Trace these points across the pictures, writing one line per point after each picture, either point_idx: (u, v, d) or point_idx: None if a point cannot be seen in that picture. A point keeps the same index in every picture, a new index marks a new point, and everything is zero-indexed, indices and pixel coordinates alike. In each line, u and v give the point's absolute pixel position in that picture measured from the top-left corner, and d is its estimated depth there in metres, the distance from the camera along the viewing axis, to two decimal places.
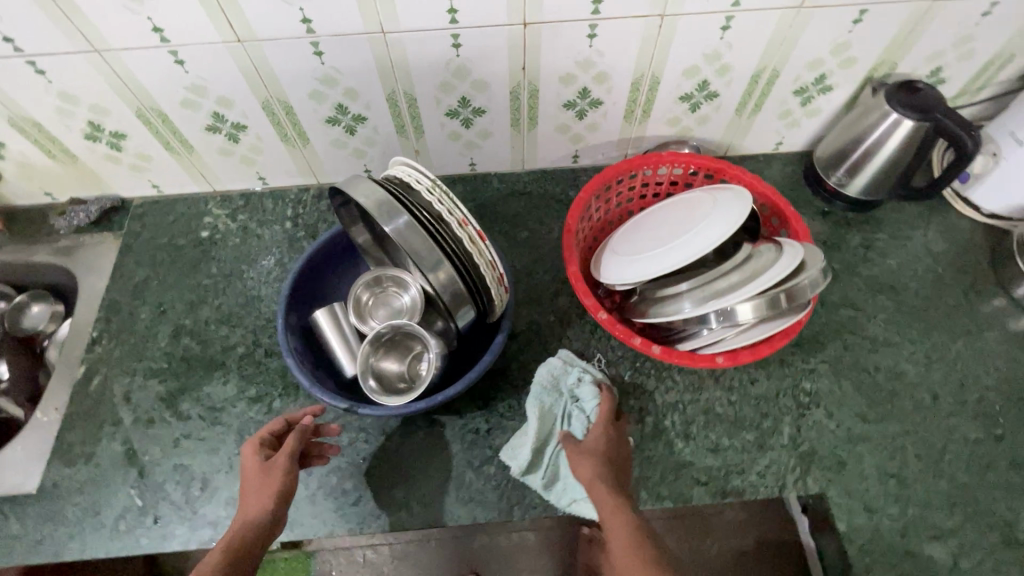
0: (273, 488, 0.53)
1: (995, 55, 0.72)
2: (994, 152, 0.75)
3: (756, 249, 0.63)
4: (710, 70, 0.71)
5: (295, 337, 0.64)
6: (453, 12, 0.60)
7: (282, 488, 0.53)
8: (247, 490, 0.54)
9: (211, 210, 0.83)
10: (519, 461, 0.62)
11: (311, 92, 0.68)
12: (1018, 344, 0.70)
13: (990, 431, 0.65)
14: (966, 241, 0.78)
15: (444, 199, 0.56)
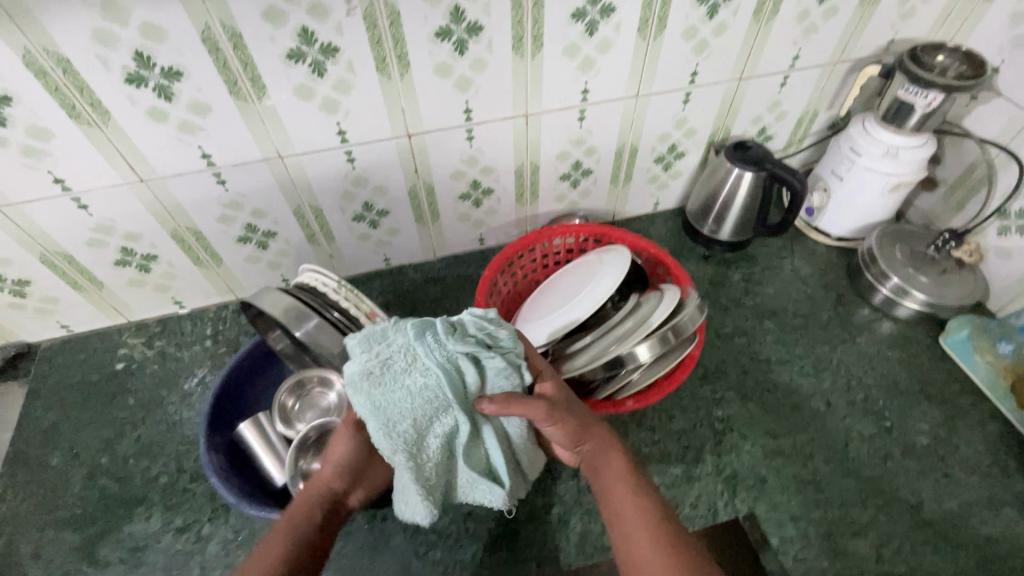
0: (338, 456, 0.55)
1: (802, 114, 0.88)
2: (825, 188, 0.89)
3: (642, 297, 0.71)
4: (579, 152, 0.82)
5: (220, 455, 0.63)
6: (342, 133, 0.68)
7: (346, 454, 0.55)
8: (336, 456, 0.56)
9: (126, 341, 0.82)
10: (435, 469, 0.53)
11: (218, 216, 0.73)
12: (886, 344, 0.80)
13: (880, 424, 0.72)
14: (825, 263, 0.91)
15: (350, 296, 0.61)
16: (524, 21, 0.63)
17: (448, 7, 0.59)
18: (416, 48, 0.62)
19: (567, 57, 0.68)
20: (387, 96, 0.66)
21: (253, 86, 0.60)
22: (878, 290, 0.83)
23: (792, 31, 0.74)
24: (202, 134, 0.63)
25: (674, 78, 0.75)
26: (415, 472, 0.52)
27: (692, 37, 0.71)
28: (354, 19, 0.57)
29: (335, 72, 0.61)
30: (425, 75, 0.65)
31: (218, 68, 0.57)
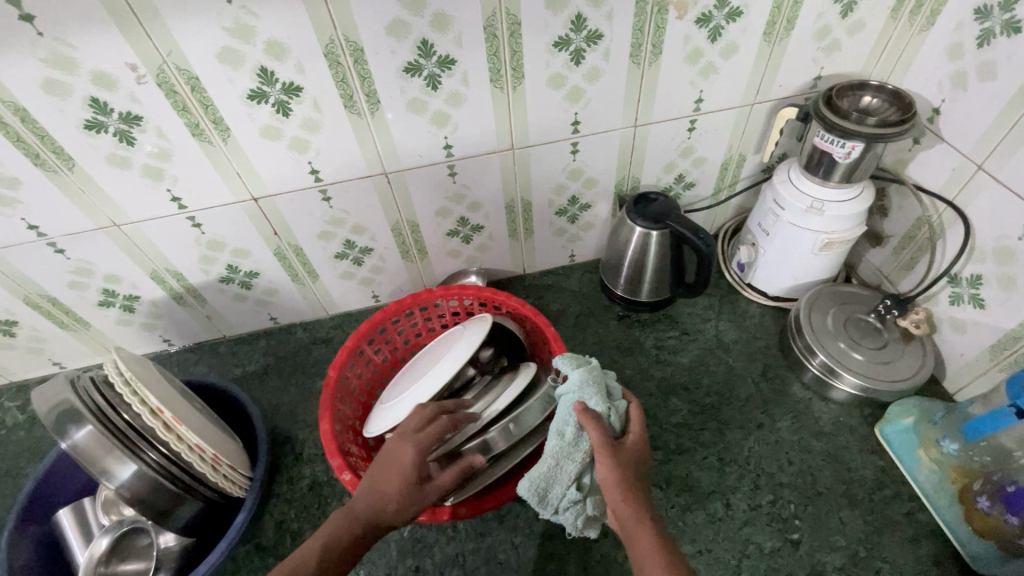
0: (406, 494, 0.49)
1: (725, 159, 0.77)
2: (753, 242, 0.78)
3: (500, 378, 0.64)
4: (462, 208, 0.75)
5: (28, 547, 0.58)
6: (177, 200, 0.64)
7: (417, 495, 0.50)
8: (399, 481, 0.50)
9: (3, 404, 0.81)
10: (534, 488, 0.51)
11: (68, 283, 0.70)
12: (812, 432, 0.68)
13: (786, 537, 0.60)
14: (755, 328, 0.79)
15: (135, 387, 0.53)
16: (349, 78, 0.57)
17: (255, 69, 0.54)
18: (232, 111, 0.57)
19: (413, 113, 0.61)
20: (215, 160, 0.61)
21: (59, 158, 0.57)
22: (807, 367, 0.71)
23: (684, 73, 0.65)
24: (21, 207, 0.60)
25: (553, 128, 0.67)
26: (550, 471, 0.51)
27: (561, 85, 0.63)
28: (148, 86, 0.53)
29: (146, 140, 0.57)
30: (251, 138, 0.60)
31: (14, 144, 0.54)
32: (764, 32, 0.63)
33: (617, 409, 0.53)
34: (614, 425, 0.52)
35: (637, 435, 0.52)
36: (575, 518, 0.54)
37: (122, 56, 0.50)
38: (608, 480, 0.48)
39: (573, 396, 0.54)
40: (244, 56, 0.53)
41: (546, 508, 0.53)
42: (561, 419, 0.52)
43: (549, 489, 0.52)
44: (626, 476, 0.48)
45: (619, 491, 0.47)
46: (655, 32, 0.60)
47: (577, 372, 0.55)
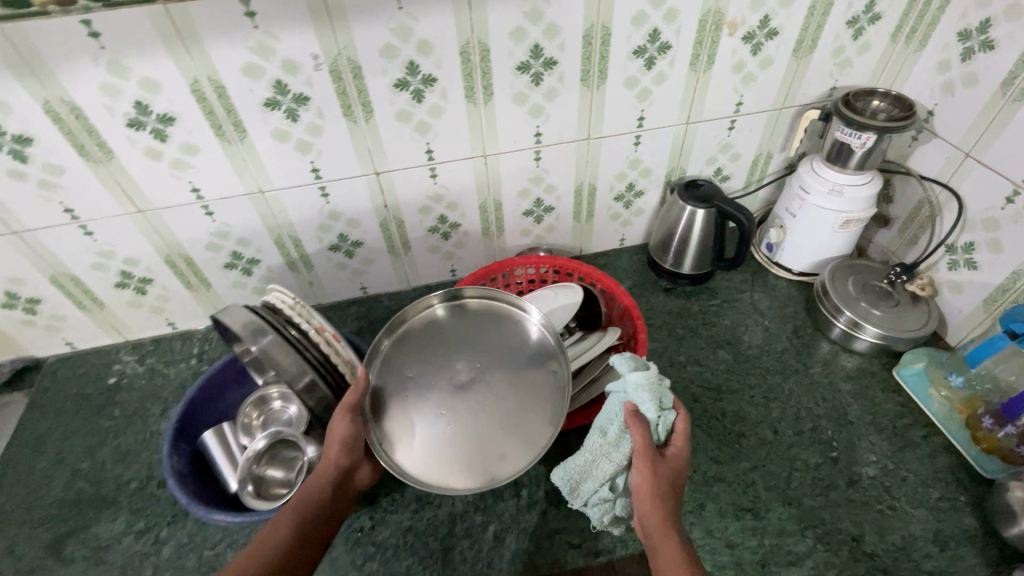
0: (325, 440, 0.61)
1: (756, 155, 0.93)
2: (781, 225, 0.92)
3: (586, 335, 0.77)
4: (539, 190, 0.88)
5: (183, 458, 0.68)
6: (316, 171, 0.76)
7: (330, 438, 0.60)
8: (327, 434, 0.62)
9: (122, 357, 0.90)
10: (568, 475, 0.59)
11: (207, 244, 0.81)
12: (840, 376, 0.80)
13: (826, 454, 0.72)
14: (785, 297, 0.93)
15: (304, 313, 0.66)
16: (474, 73, 0.71)
17: (405, 62, 0.68)
18: (379, 96, 0.70)
19: (517, 104, 0.76)
20: (354, 138, 0.74)
21: (236, 130, 0.69)
22: (834, 324, 0.84)
23: (731, 80, 0.81)
24: (191, 171, 0.72)
25: (623, 122, 0.82)
26: (585, 465, 0.58)
27: (634, 86, 0.78)
28: (322, 73, 0.66)
29: (307, 117, 0.70)
30: (387, 120, 0.73)
31: (205, 115, 0.67)
32: (793, 49, 0.79)
33: (666, 422, 0.57)
34: (660, 434, 0.57)
35: (684, 451, 0.57)
36: (601, 514, 0.60)
37: (309, 47, 0.64)
38: (644, 491, 0.53)
39: (625, 395, 0.59)
40: (399, 52, 0.67)
41: (576, 498, 0.60)
42: (607, 418, 0.59)
43: (576, 484, 0.59)
44: (665, 494, 0.54)
45: (657, 507, 0.53)
46: (711, 45, 0.76)
47: (635, 373, 0.60)
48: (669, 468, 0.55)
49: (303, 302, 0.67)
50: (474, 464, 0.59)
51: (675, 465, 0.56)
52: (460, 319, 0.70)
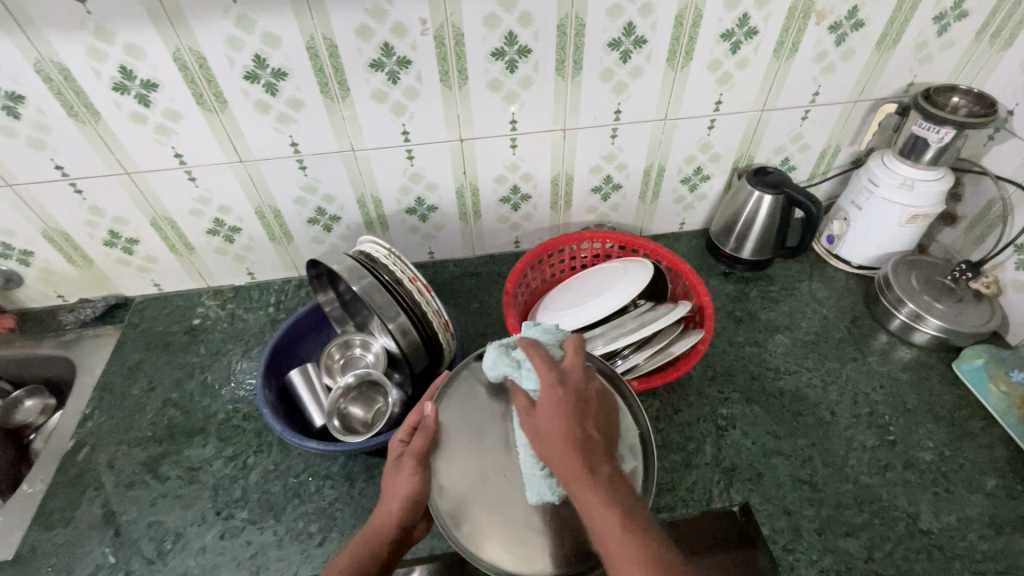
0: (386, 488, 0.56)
1: (825, 147, 0.94)
2: (845, 217, 0.94)
3: (654, 306, 0.80)
4: (610, 167, 0.91)
5: (272, 392, 0.73)
6: (406, 133, 0.80)
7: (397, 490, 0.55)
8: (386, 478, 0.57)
9: (204, 302, 0.96)
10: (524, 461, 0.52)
11: (296, 198, 0.86)
12: (898, 366, 0.82)
13: (884, 437, 0.74)
14: (843, 289, 0.95)
15: (399, 263, 0.70)
16: (567, 47, 0.74)
17: (505, 32, 0.71)
18: (475, 64, 0.74)
19: (603, 80, 0.78)
20: (446, 103, 0.78)
21: (340, 87, 0.73)
22: (895, 316, 0.85)
23: (812, 69, 0.82)
24: (294, 125, 0.76)
25: (700, 105, 0.84)
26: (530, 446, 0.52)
27: (717, 69, 0.80)
28: (427, 38, 0.70)
29: (407, 80, 0.74)
30: (480, 88, 0.77)
31: (314, 71, 0.71)
32: (877, 42, 0.80)
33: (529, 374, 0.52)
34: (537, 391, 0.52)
35: (553, 425, 0.48)
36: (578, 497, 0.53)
37: (419, 13, 0.68)
38: (558, 451, 0.48)
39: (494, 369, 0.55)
40: (501, 22, 0.70)
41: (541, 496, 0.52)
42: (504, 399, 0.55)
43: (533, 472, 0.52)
44: (586, 461, 0.47)
45: (586, 479, 0.47)
46: (797, 33, 0.78)
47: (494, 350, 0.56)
48: (580, 420, 0.49)
49: (396, 253, 0.71)
50: (534, 546, 0.52)
51: (576, 415, 0.49)
52: (546, 362, 0.62)
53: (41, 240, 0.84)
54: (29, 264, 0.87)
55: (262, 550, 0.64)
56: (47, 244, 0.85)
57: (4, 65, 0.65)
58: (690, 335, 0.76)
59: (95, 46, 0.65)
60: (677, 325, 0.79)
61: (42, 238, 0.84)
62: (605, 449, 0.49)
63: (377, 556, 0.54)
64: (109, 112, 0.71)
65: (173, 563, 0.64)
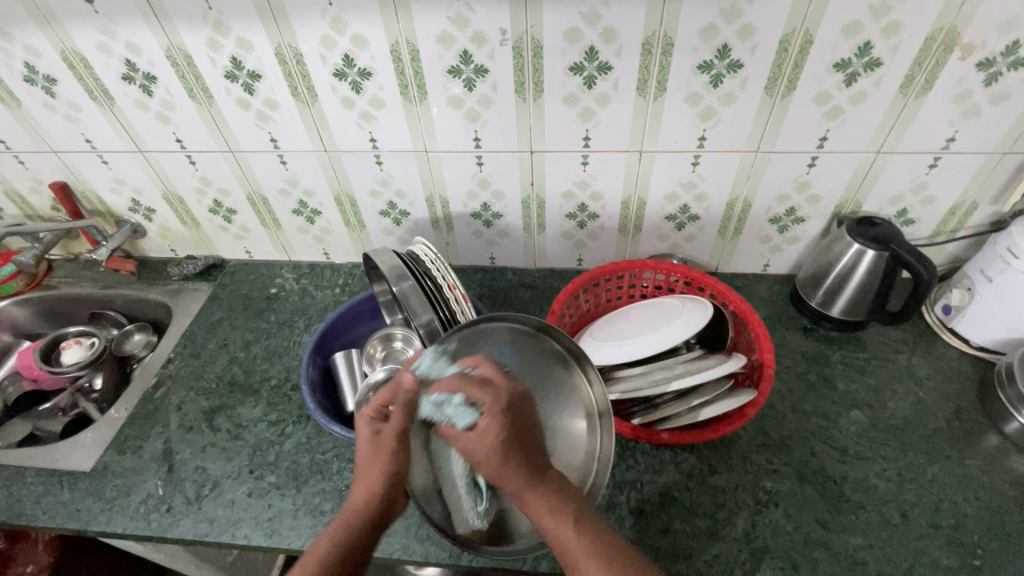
0: (370, 465, 0.58)
1: (957, 203, 0.80)
2: (969, 287, 0.78)
3: (707, 355, 0.73)
4: (688, 196, 0.85)
5: (316, 372, 0.79)
6: (477, 140, 0.80)
7: (388, 469, 0.58)
8: (363, 458, 0.59)
9: (283, 274, 1.04)
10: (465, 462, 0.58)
11: (370, 190, 0.90)
12: (1006, 478, 0.68)
13: (965, 560, 0.61)
14: (952, 371, 0.80)
15: (444, 271, 0.72)
16: (652, 67, 0.70)
17: (585, 47, 0.69)
18: (552, 78, 0.72)
19: (689, 103, 0.73)
20: (520, 114, 0.77)
21: (419, 91, 0.76)
22: (1013, 416, 0.70)
23: (948, 111, 0.70)
24: (374, 123, 0.80)
25: (801, 139, 0.75)
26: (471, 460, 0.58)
27: (825, 102, 0.71)
28: (505, 48, 0.70)
29: (482, 88, 0.74)
30: (555, 102, 0.75)
31: (396, 74, 0.74)
32: None
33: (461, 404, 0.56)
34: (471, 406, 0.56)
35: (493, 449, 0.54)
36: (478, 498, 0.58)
37: (500, 23, 0.67)
38: (492, 469, 0.54)
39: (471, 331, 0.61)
40: (583, 36, 0.68)
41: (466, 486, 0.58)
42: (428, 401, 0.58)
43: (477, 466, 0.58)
44: (520, 485, 0.53)
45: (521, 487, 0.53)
46: (932, 69, 0.66)
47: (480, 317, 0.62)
48: (507, 449, 0.54)
49: (443, 260, 0.74)
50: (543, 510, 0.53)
51: (507, 444, 0.54)
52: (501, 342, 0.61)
53: (162, 201, 0.96)
54: (151, 221, 1.01)
55: (278, 515, 0.69)
56: (166, 205, 0.97)
57: (143, 50, 0.75)
58: (741, 394, 0.70)
59: (214, 37, 0.72)
60: (729, 382, 0.72)
61: (163, 200, 0.96)
62: (540, 452, 0.56)
63: (362, 529, 0.56)
64: (220, 97, 0.79)
65: (206, 507, 0.71)
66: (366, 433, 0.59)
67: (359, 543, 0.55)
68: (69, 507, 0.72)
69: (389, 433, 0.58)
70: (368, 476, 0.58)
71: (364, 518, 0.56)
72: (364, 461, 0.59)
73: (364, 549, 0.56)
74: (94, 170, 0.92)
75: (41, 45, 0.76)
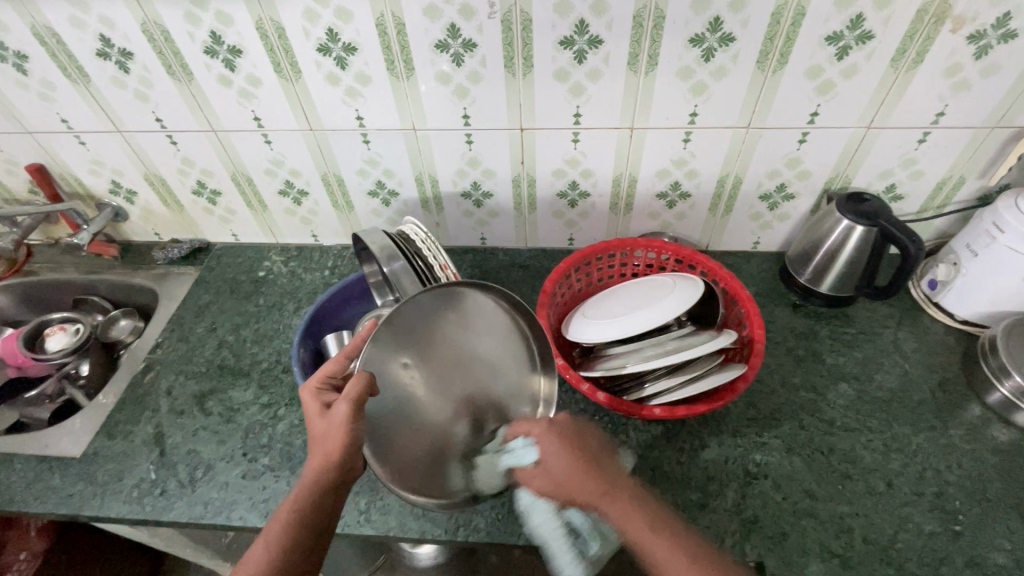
0: (326, 437, 0.54)
1: (944, 178, 0.80)
2: (955, 261, 0.79)
3: (698, 331, 0.74)
4: (679, 173, 0.84)
5: (307, 354, 0.78)
6: (466, 117, 0.79)
7: (344, 438, 0.54)
8: (314, 431, 0.55)
9: (271, 257, 1.03)
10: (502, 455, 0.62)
11: (358, 170, 0.88)
12: (987, 447, 0.70)
13: (947, 526, 0.63)
14: (937, 344, 0.81)
15: (435, 251, 0.72)
16: (643, 40, 0.69)
17: (576, 20, 0.67)
18: (542, 52, 0.71)
19: (680, 78, 0.72)
20: (510, 90, 0.75)
21: (406, 66, 0.74)
22: (995, 387, 0.72)
23: (939, 85, 0.70)
24: (361, 100, 0.78)
25: (793, 113, 0.75)
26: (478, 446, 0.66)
27: (816, 76, 0.70)
28: (494, 22, 0.68)
29: (471, 64, 0.73)
30: (545, 77, 0.73)
31: (382, 48, 0.72)
32: None
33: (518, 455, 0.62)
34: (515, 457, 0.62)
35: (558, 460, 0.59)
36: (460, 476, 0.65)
37: None
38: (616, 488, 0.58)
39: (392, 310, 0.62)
40: (573, 8, 0.66)
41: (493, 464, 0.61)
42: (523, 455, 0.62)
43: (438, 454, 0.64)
44: (598, 491, 0.58)
45: (597, 497, 0.58)
46: (924, 41, 0.66)
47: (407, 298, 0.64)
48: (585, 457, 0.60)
49: (434, 240, 0.74)
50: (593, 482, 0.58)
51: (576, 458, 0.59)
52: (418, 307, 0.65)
53: (143, 182, 0.94)
54: (133, 203, 0.98)
55: (273, 496, 0.69)
56: (147, 186, 0.95)
57: (118, 24, 0.72)
58: (731, 368, 0.71)
59: (192, 11, 0.70)
60: (719, 357, 0.73)
61: (144, 181, 0.94)
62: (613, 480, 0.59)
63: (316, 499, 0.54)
64: (199, 73, 0.77)
65: (199, 491, 0.70)
66: (316, 409, 0.57)
67: (314, 513, 0.54)
68: (60, 493, 0.72)
69: (341, 407, 0.54)
70: (325, 448, 0.54)
71: (321, 492, 0.54)
72: (314, 432, 0.55)
73: (321, 519, 0.54)
74: (72, 151, 0.90)
75: (10, 20, 0.73)
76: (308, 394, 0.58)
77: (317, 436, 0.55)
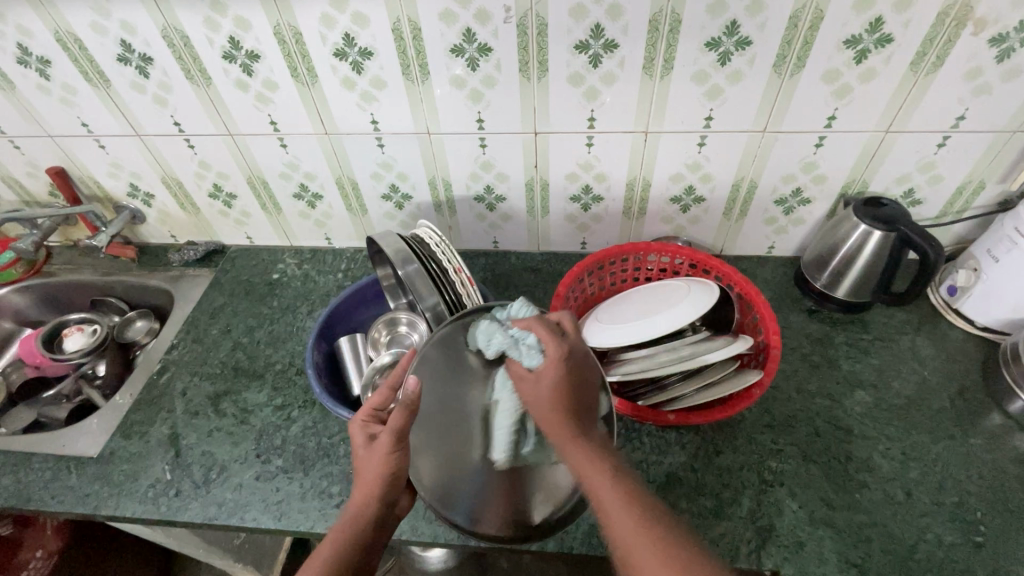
0: (372, 470, 0.53)
1: (964, 182, 0.79)
2: (975, 267, 0.78)
3: (712, 336, 0.74)
4: (693, 177, 0.84)
5: (321, 357, 0.79)
6: (480, 121, 0.79)
7: (388, 471, 0.53)
8: (360, 466, 0.54)
9: (284, 259, 1.03)
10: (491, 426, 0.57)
11: (372, 174, 0.89)
12: (1010, 456, 0.68)
13: (968, 537, 0.62)
14: (956, 351, 0.80)
15: (449, 254, 0.72)
16: (658, 44, 0.68)
17: (591, 24, 0.67)
18: (558, 57, 0.71)
19: (696, 82, 0.72)
20: (524, 94, 0.75)
21: (420, 71, 0.74)
22: (1017, 396, 0.71)
23: (958, 89, 0.69)
24: (376, 104, 0.79)
25: (809, 117, 0.74)
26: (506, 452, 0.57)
27: (834, 80, 0.70)
28: (509, 26, 0.68)
29: (486, 68, 0.73)
30: (560, 81, 0.73)
31: (398, 52, 0.72)
32: None
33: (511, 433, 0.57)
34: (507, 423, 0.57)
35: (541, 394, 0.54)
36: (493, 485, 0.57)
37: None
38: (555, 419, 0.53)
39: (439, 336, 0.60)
40: (589, 13, 0.66)
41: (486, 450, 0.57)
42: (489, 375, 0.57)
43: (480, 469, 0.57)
44: (570, 435, 0.53)
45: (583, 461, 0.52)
46: (944, 45, 0.65)
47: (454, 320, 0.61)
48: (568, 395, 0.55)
49: (448, 244, 0.74)
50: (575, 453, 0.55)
51: (566, 394, 0.54)
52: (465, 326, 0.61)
53: (159, 185, 0.95)
54: (150, 206, 0.99)
55: (287, 498, 0.69)
56: (164, 189, 0.96)
57: (139, 30, 0.73)
58: (747, 374, 0.70)
59: (212, 17, 0.71)
60: (734, 363, 0.73)
61: (161, 183, 0.95)
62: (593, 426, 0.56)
63: (360, 539, 0.53)
64: (218, 78, 0.78)
65: (213, 491, 0.71)
66: (362, 442, 0.55)
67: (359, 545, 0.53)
68: (77, 492, 0.73)
69: (385, 439, 0.53)
70: (369, 484, 0.53)
71: (366, 524, 0.53)
72: (361, 468, 0.54)
73: (368, 552, 0.53)
74: (91, 154, 0.91)
75: (34, 25, 0.74)
76: (358, 426, 0.56)
77: (363, 472, 0.54)
